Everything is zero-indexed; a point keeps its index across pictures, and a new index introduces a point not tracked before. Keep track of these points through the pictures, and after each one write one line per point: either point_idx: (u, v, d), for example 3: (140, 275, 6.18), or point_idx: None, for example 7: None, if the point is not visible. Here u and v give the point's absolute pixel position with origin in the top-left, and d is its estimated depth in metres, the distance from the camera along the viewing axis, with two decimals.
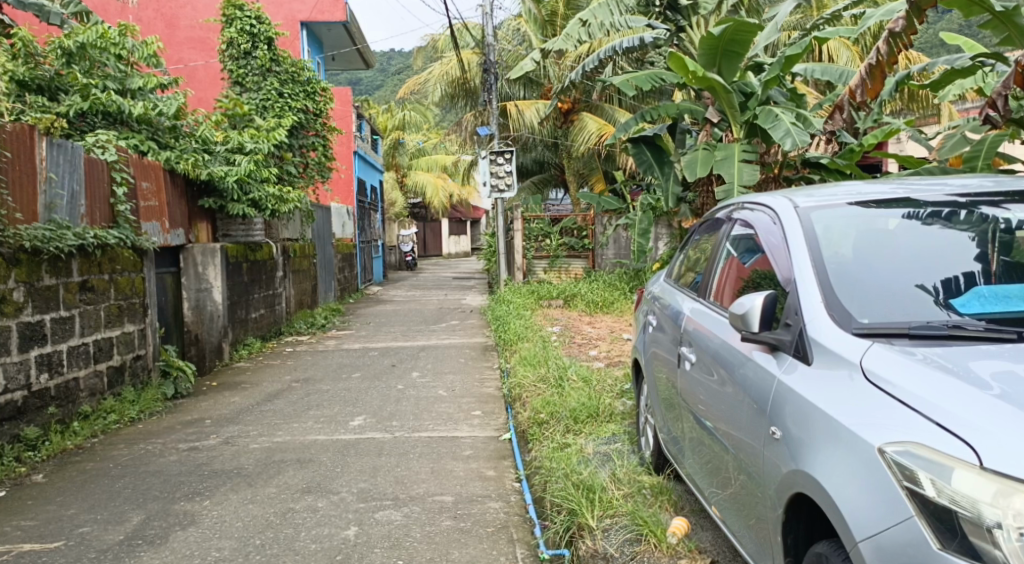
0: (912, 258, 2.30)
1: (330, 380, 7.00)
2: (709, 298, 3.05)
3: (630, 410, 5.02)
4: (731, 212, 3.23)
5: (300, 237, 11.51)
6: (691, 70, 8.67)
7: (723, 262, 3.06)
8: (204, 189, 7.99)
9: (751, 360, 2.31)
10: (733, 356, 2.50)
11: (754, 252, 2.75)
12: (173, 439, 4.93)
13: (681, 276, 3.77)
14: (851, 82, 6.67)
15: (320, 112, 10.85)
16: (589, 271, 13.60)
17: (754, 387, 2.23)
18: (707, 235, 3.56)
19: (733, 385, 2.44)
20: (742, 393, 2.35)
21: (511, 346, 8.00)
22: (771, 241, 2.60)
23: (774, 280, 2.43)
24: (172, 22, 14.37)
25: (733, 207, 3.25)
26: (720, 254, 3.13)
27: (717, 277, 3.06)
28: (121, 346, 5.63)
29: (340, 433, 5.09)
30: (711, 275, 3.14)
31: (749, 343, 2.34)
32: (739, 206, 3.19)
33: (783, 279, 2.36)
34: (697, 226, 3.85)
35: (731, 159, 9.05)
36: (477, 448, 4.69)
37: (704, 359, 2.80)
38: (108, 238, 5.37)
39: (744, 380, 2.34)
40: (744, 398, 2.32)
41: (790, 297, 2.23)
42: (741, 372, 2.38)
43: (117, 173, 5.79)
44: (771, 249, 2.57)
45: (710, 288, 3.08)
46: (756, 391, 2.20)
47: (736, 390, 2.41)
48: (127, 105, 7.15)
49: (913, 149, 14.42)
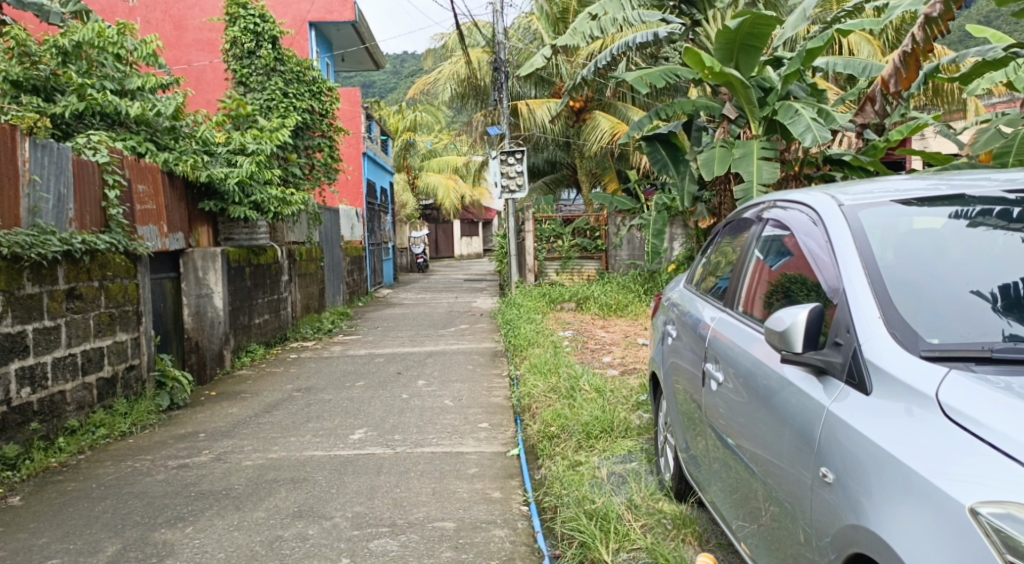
0: (969, 262, 1.99)
1: (333, 389, 6.74)
2: (736, 304, 2.74)
3: (647, 424, 4.69)
4: (763, 209, 2.90)
5: (306, 239, 11.26)
6: (708, 65, 8.36)
7: (753, 264, 2.74)
8: (205, 192, 7.73)
9: (789, 384, 2.02)
10: (766, 375, 2.18)
11: (786, 256, 2.45)
12: (163, 456, 4.67)
13: (702, 281, 3.46)
14: (884, 72, 6.32)
15: (326, 111, 10.59)
16: (602, 273, 13.31)
17: (795, 416, 1.93)
18: (734, 235, 3.23)
19: (767, 409, 2.13)
20: (777, 418, 2.04)
21: (522, 352, 7.69)
22: (810, 245, 2.29)
23: (817, 290, 2.12)
24: (179, 23, 14.16)
25: (765, 203, 2.92)
26: (748, 257, 2.80)
27: (745, 283, 2.74)
28: (113, 356, 5.39)
29: (339, 449, 4.81)
30: (737, 279, 2.83)
31: (788, 365, 2.04)
32: (770, 204, 2.86)
33: (825, 291, 2.06)
34: (720, 224, 3.53)
35: (749, 157, 8.71)
36: (483, 466, 4.39)
37: (729, 374, 2.49)
38: (98, 244, 5.14)
39: (781, 405, 2.03)
40: (781, 426, 2.01)
41: (838, 310, 1.93)
42: (776, 395, 2.07)
43: (109, 175, 5.54)
44: (810, 254, 2.26)
45: (737, 296, 2.76)
46: (797, 421, 1.91)
47: (770, 414, 2.09)
48: (124, 105, 6.91)
49: (936, 146, 13.98)
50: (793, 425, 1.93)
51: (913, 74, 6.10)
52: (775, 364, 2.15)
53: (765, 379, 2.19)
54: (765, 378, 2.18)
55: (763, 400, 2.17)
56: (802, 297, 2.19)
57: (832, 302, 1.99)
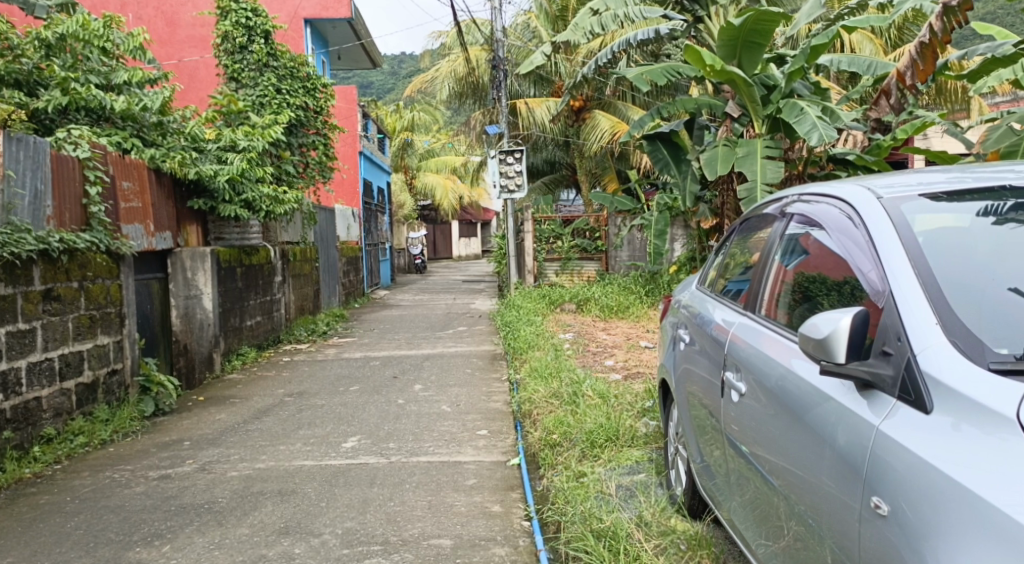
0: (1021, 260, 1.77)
1: (326, 394, 6.50)
2: (759, 306, 2.49)
3: (654, 432, 4.44)
4: (787, 203, 2.64)
5: (301, 240, 11.01)
6: (709, 62, 8.14)
7: (775, 263, 2.49)
8: (194, 190, 7.49)
9: (829, 397, 1.77)
10: (799, 387, 1.94)
11: (802, 255, 2.30)
12: (144, 466, 4.43)
13: (716, 283, 3.21)
14: (901, 64, 6.15)
15: (321, 109, 10.34)
16: (602, 274, 13.09)
17: (837, 436, 1.68)
18: (751, 233, 2.98)
19: (801, 425, 1.88)
20: (813, 437, 1.80)
21: (522, 355, 7.47)
22: (844, 242, 2.06)
23: (839, 290, 2.01)
24: (172, 20, 13.92)
25: (790, 196, 2.66)
26: (770, 255, 2.55)
27: (767, 283, 2.49)
28: (94, 360, 5.16)
29: (330, 458, 4.57)
30: (758, 280, 2.58)
31: (827, 378, 1.80)
32: (793, 199, 2.62)
33: (850, 292, 1.94)
34: (737, 222, 3.28)
35: (753, 156, 8.49)
36: (482, 477, 4.15)
37: (752, 383, 2.25)
38: (77, 242, 4.92)
39: (819, 422, 1.78)
40: (819, 446, 1.76)
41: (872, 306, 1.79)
42: (812, 411, 1.83)
43: (91, 171, 5.30)
44: (838, 250, 2.08)
45: (760, 297, 2.51)
46: (841, 442, 1.66)
47: (805, 432, 1.85)
48: (109, 100, 6.69)
49: (940, 145, 13.77)
50: (834, 446, 1.69)
51: (930, 66, 5.91)
52: (810, 375, 1.90)
53: (797, 394, 1.94)
54: (798, 392, 1.93)
55: (795, 415, 1.92)
56: (824, 297, 2.07)
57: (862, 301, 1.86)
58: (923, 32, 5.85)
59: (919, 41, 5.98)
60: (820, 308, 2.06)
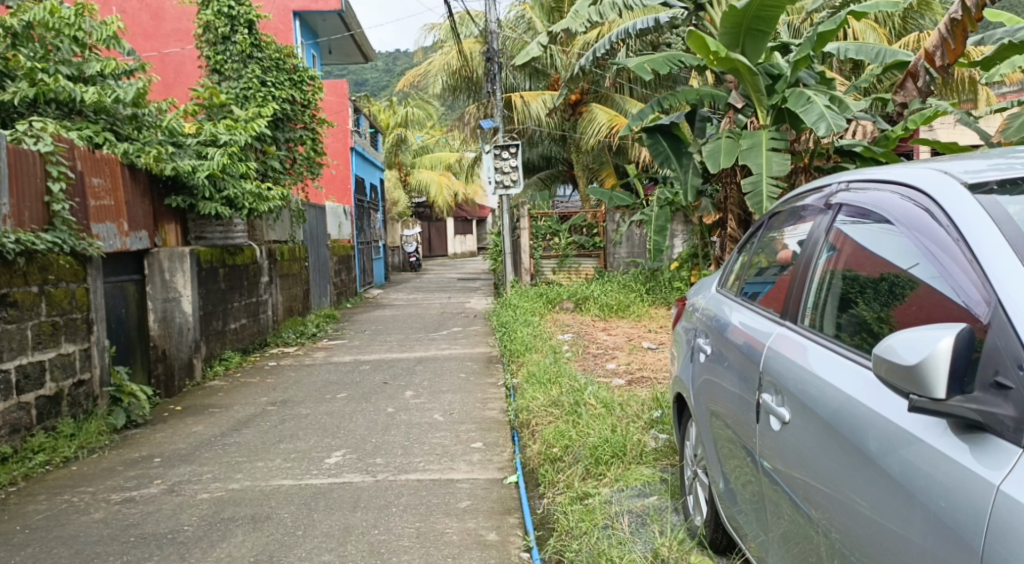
0: None
1: (312, 402, 6.12)
2: (801, 311, 2.11)
3: (665, 447, 4.04)
4: (833, 191, 2.25)
5: (289, 238, 10.63)
6: (712, 50, 7.80)
7: (817, 264, 2.10)
8: (172, 187, 7.06)
9: (918, 439, 1.41)
10: (870, 421, 1.57)
11: (832, 251, 2.05)
12: (107, 488, 4.05)
13: (737, 285, 2.83)
14: (929, 44, 5.92)
15: (308, 102, 9.96)
16: (600, 271, 12.73)
17: (939, 494, 1.31)
18: (782, 229, 2.61)
19: (875, 469, 1.51)
20: (896, 489, 1.43)
21: (519, 359, 7.13)
22: (907, 240, 1.75)
23: (873, 287, 1.81)
24: (157, 13, 13.51)
25: (835, 184, 2.28)
26: (812, 251, 2.16)
27: (811, 287, 2.09)
28: (58, 370, 4.79)
29: (311, 477, 4.19)
30: (798, 282, 2.19)
31: (911, 415, 1.45)
32: (839, 186, 2.24)
33: (889, 290, 1.75)
34: (764, 215, 2.88)
35: (758, 148, 8.14)
36: (477, 499, 3.78)
37: (800, 407, 1.88)
38: (36, 244, 4.54)
39: (905, 470, 1.41)
40: (906, 504, 1.39)
41: (924, 298, 1.63)
42: (894, 453, 1.46)
43: (53, 167, 4.91)
44: (889, 246, 1.81)
45: (801, 301, 2.12)
46: (942, 502, 1.30)
47: (884, 479, 1.48)
48: (79, 91, 6.30)
49: (946, 136, 13.42)
50: (932, 506, 1.32)
51: (960, 44, 5.68)
52: (887, 407, 1.53)
53: (868, 431, 1.56)
54: (870, 428, 1.56)
55: (868, 457, 1.55)
56: (859, 298, 1.85)
57: (900, 300, 1.70)
58: (955, 8, 5.61)
59: (949, 18, 5.76)
60: (884, 318, 1.73)
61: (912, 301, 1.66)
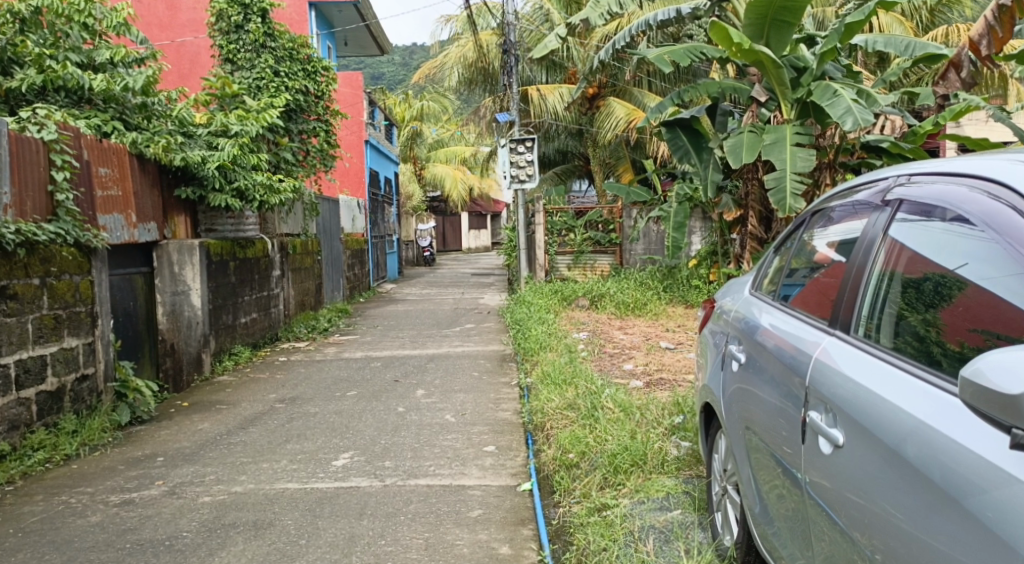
0: None
1: (321, 400, 5.97)
2: (855, 315, 1.86)
3: (687, 455, 3.83)
4: (888, 186, 2.05)
5: (302, 232, 10.50)
6: (735, 41, 7.55)
7: (873, 262, 1.87)
8: (182, 177, 6.91)
9: (1013, 480, 1.20)
10: (948, 455, 1.35)
11: (881, 248, 1.87)
12: (107, 488, 3.91)
13: (777, 285, 2.59)
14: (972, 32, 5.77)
15: (322, 93, 9.79)
16: (617, 268, 12.52)
17: None
18: (829, 225, 2.38)
19: (957, 511, 1.30)
20: (987, 537, 1.23)
21: (533, 358, 6.97)
22: (967, 236, 1.61)
23: (916, 287, 1.69)
24: (172, 3, 13.41)
25: (891, 177, 2.07)
26: (867, 251, 1.92)
27: (869, 288, 1.85)
28: (61, 365, 4.66)
29: (317, 481, 4.03)
30: (851, 283, 1.94)
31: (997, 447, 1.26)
32: (900, 176, 2.03)
33: (934, 291, 1.64)
34: (807, 210, 2.65)
35: (782, 143, 7.90)
36: (489, 508, 3.60)
37: (855, 427, 1.66)
38: (37, 235, 4.40)
39: (998, 516, 1.21)
40: (1001, 556, 1.19)
41: (972, 298, 1.54)
42: (980, 494, 1.26)
43: (58, 155, 4.77)
44: (947, 243, 1.66)
45: (855, 304, 1.88)
46: None
47: (970, 523, 1.27)
48: (87, 78, 6.16)
49: (974, 132, 13.10)
50: None
51: (1009, 33, 5.54)
52: (967, 435, 1.33)
53: (944, 465, 1.36)
54: (950, 460, 1.34)
55: (946, 495, 1.34)
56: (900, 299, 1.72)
57: (946, 301, 1.60)
58: None
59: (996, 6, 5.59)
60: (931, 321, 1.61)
61: (958, 302, 1.56)
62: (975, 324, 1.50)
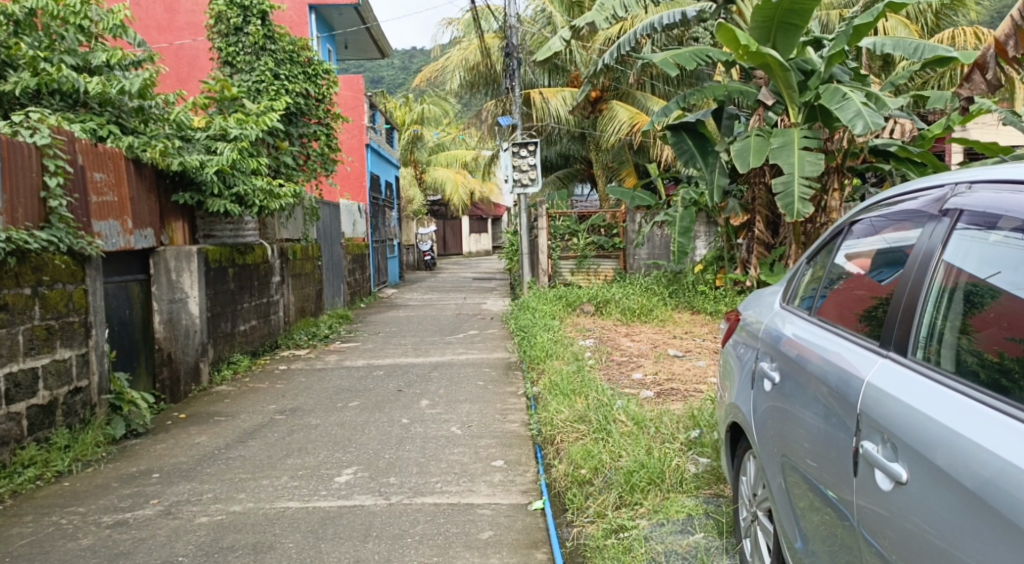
0: None
1: (322, 411, 5.80)
2: (912, 333, 1.69)
3: (706, 472, 3.66)
4: (945, 194, 1.86)
5: (302, 237, 10.34)
6: (743, 44, 7.40)
7: (933, 276, 1.70)
8: (179, 182, 6.75)
9: None
10: None
11: (937, 262, 1.71)
12: (99, 509, 3.74)
13: (813, 298, 2.41)
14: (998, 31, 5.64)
15: (322, 97, 9.64)
16: (620, 273, 12.35)
17: None
18: (874, 235, 2.20)
19: None
20: None
21: (539, 366, 6.80)
22: (1005, 244, 1.54)
23: (944, 297, 1.63)
24: (171, 6, 13.26)
25: (949, 184, 1.88)
26: (924, 266, 1.75)
27: (929, 303, 1.67)
28: (53, 378, 4.50)
29: (319, 499, 3.86)
30: (907, 298, 1.76)
31: None
32: (958, 184, 1.84)
33: (964, 299, 1.58)
34: (843, 218, 2.48)
35: (790, 147, 7.75)
36: (500, 529, 3.43)
37: (924, 464, 1.46)
38: (28, 242, 4.23)
39: None
40: None
41: (1008, 308, 1.48)
42: None
43: (51, 160, 4.60)
44: (986, 248, 1.59)
45: (912, 323, 1.70)
46: None
47: None
48: (82, 81, 6.00)
49: (982, 135, 12.94)
50: None
51: None
52: None
53: None
54: None
55: None
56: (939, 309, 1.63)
57: (977, 308, 1.54)
58: None
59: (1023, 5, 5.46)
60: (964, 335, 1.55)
61: (992, 310, 1.51)
62: (1011, 332, 1.44)
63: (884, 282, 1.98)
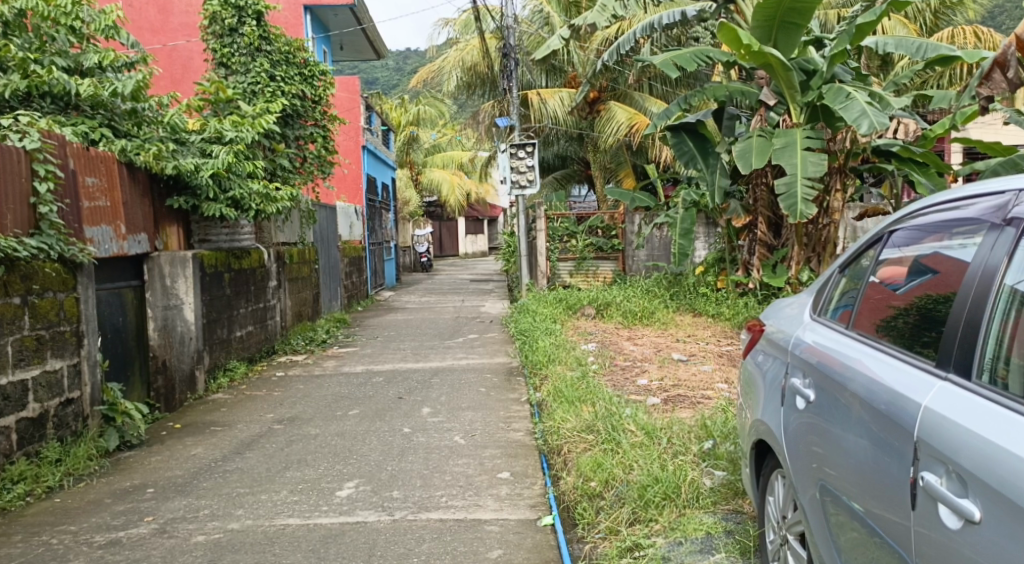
0: None
1: (322, 420, 5.65)
2: (976, 355, 1.55)
3: (722, 486, 3.54)
4: (1007, 201, 1.71)
5: (299, 240, 10.19)
6: (746, 44, 7.27)
7: (999, 291, 1.55)
8: (174, 186, 6.61)
9: None
10: None
11: (1000, 277, 1.57)
12: (92, 527, 3.60)
13: (846, 310, 2.28)
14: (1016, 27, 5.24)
15: (319, 98, 9.50)
16: (620, 275, 12.23)
17: None
18: (917, 243, 2.06)
19: None
20: None
21: (542, 371, 6.68)
22: None
23: (1006, 313, 1.51)
24: (164, 7, 13.08)
25: (1010, 192, 1.73)
26: (986, 282, 1.61)
27: (996, 321, 1.53)
28: (44, 390, 4.36)
29: (320, 515, 3.71)
30: (968, 317, 1.62)
31: None
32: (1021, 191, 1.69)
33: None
34: (882, 225, 2.33)
35: (792, 148, 7.64)
36: (510, 547, 3.30)
37: (994, 500, 1.32)
38: (19, 251, 4.10)
39: None
40: None
41: None
42: None
43: (40, 165, 4.46)
44: None
45: (976, 346, 1.56)
46: None
47: None
48: (74, 83, 5.85)
49: (982, 135, 12.87)
50: None
51: None
52: None
53: None
54: None
55: None
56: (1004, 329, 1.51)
57: None
58: None
59: None
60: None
61: None
62: None
63: (897, 291, 2.04)
